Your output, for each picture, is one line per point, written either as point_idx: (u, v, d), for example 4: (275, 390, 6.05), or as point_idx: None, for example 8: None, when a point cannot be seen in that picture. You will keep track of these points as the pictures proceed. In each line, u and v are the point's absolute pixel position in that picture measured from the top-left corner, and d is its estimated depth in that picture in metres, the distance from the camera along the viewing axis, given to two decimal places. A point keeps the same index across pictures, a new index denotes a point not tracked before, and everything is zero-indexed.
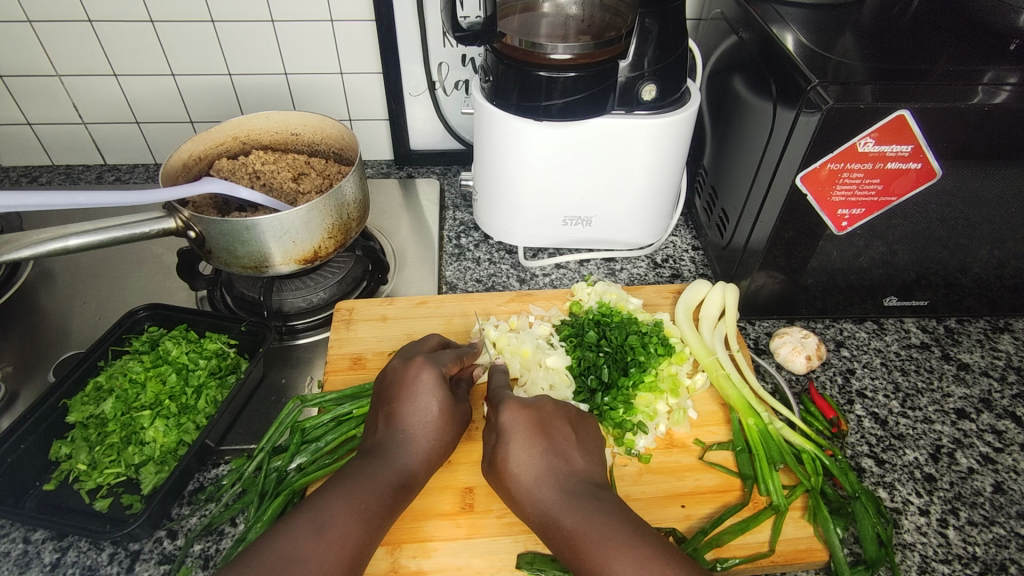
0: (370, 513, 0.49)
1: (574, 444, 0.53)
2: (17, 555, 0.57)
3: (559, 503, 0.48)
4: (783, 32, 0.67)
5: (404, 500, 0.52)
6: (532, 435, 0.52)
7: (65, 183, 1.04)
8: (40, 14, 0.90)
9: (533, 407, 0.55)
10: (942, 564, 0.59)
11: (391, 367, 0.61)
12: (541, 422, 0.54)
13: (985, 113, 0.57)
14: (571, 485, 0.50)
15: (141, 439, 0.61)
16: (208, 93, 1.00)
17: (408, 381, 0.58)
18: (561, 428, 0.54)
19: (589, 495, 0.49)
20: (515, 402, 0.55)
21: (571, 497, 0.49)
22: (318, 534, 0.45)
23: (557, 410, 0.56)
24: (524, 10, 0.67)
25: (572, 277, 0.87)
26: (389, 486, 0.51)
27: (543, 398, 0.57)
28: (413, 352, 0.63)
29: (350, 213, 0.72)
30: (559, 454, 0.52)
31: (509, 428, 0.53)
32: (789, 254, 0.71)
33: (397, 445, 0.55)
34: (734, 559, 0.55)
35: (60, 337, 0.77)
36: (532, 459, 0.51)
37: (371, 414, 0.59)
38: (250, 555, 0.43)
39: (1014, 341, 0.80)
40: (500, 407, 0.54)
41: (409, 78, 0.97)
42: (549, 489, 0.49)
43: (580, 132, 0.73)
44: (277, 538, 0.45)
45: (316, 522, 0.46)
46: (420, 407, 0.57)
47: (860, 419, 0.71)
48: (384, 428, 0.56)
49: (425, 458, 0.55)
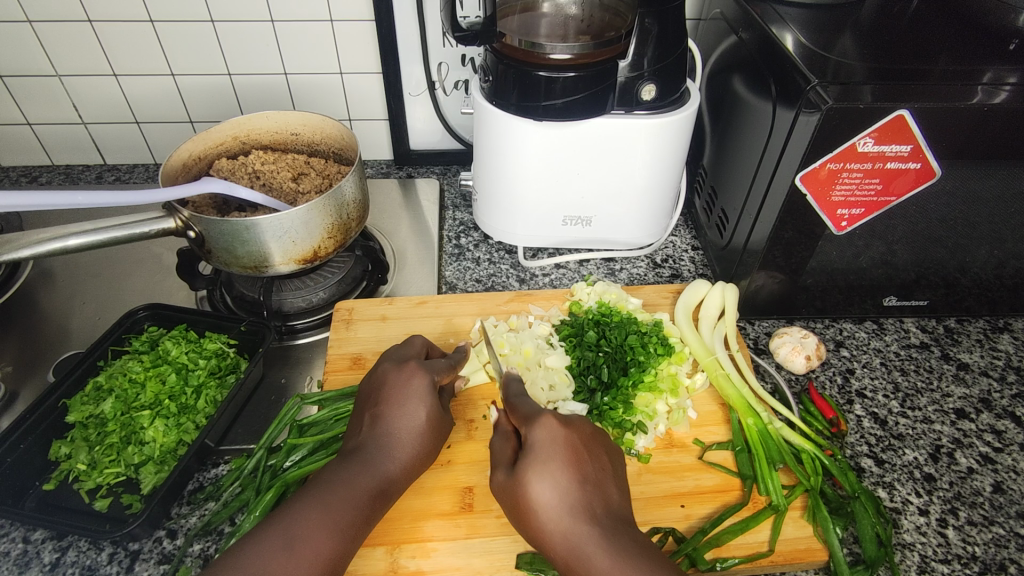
0: (345, 523, 0.49)
1: (608, 474, 0.53)
2: (16, 555, 0.57)
3: (593, 537, 0.48)
4: (783, 33, 0.67)
5: (382, 505, 0.53)
6: (569, 460, 0.52)
7: (65, 183, 1.04)
8: (39, 14, 0.90)
9: (573, 429, 0.55)
10: (942, 564, 0.59)
11: (380, 369, 0.61)
12: (579, 446, 0.54)
13: (985, 112, 0.57)
14: (607, 519, 0.49)
15: (141, 439, 0.61)
16: (208, 93, 1.00)
17: (398, 385, 0.58)
18: (596, 456, 0.54)
19: (624, 531, 0.48)
20: (554, 421, 0.54)
21: (606, 532, 0.48)
22: (288, 549, 0.45)
23: (592, 437, 0.56)
24: (524, 10, 0.67)
25: (572, 277, 0.87)
26: (366, 493, 0.51)
27: (581, 422, 0.57)
28: (403, 357, 0.63)
29: (350, 213, 0.72)
30: (596, 486, 0.51)
31: (547, 449, 0.52)
32: (789, 254, 0.71)
33: (381, 449, 0.55)
34: (734, 559, 0.55)
35: (60, 337, 0.77)
36: (565, 488, 0.50)
37: (357, 413, 0.59)
38: (217, 573, 0.43)
39: (1013, 341, 0.80)
40: (536, 424, 0.54)
41: (409, 78, 0.97)
42: (583, 521, 0.48)
43: (579, 132, 0.73)
44: (247, 550, 0.45)
45: (287, 536, 0.46)
46: (407, 412, 0.57)
47: (860, 419, 0.71)
48: (368, 429, 0.56)
49: (407, 463, 0.55)
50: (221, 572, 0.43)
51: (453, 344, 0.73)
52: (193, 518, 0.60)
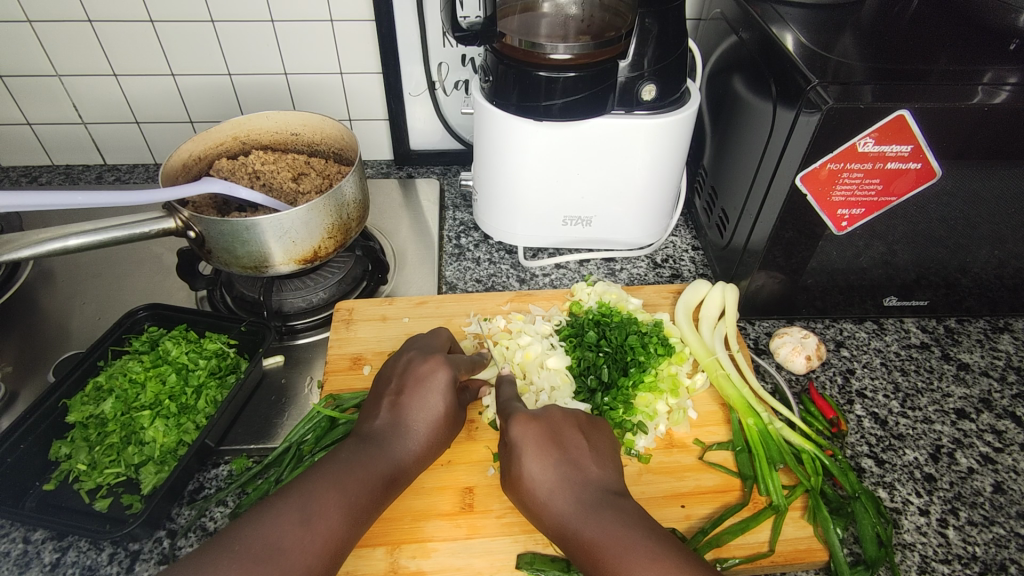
0: (358, 507, 0.49)
1: (586, 450, 0.54)
2: (17, 555, 0.57)
3: (575, 512, 0.49)
4: (783, 32, 0.67)
5: (392, 492, 0.53)
6: (544, 446, 0.53)
7: (65, 183, 1.04)
8: (39, 14, 0.90)
9: (543, 420, 0.56)
10: (942, 564, 0.59)
11: (404, 359, 0.61)
12: (551, 433, 0.55)
13: (985, 113, 0.57)
14: (588, 495, 0.50)
15: (141, 439, 0.61)
16: (207, 92, 1.00)
17: (422, 376, 0.59)
18: (571, 438, 0.55)
19: (605, 504, 0.49)
20: (524, 416, 0.56)
21: (585, 507, 0.49)
22: (304, 524, 0.46)
23: (566, 418, 0.57)
24: (524, 10, 0.67)
25: (572, 277, 0.87)
26: (379, 479, 0.52)
27: (552, 410, 0.58)
28: (427, 347, 0.63)
29: (350, 213, 0.72)
30: (572, 464, 0.52)
31: (521, 443, 0.54)
32: (789, 254, 0.71)
33: (397, 439, 0.55)
34: (734, 559, 0.55)
35: (60, 338, 0.77)
36: (545, 472, 0.52)
37: (376, 395, 0.59)
38: (234, 542, 0.44)
39: (1014, 341, 0.80)
40: (510, 423, 0.56)
41: (410, 78, 0.97)
42: (566, 502, 0.50)
43: (580, 132, 0.73)
44: (266, 520, 0.45)
45: (304, 511, 0.46)
46: (429, 405, 0.57)
47: (860, 419, 0.71)
48: (387, 414, 0.57)
49: (421, 453, 0.56)
50: (235, 536, 0.44)
51: None
52: (213, 515, 0.61)
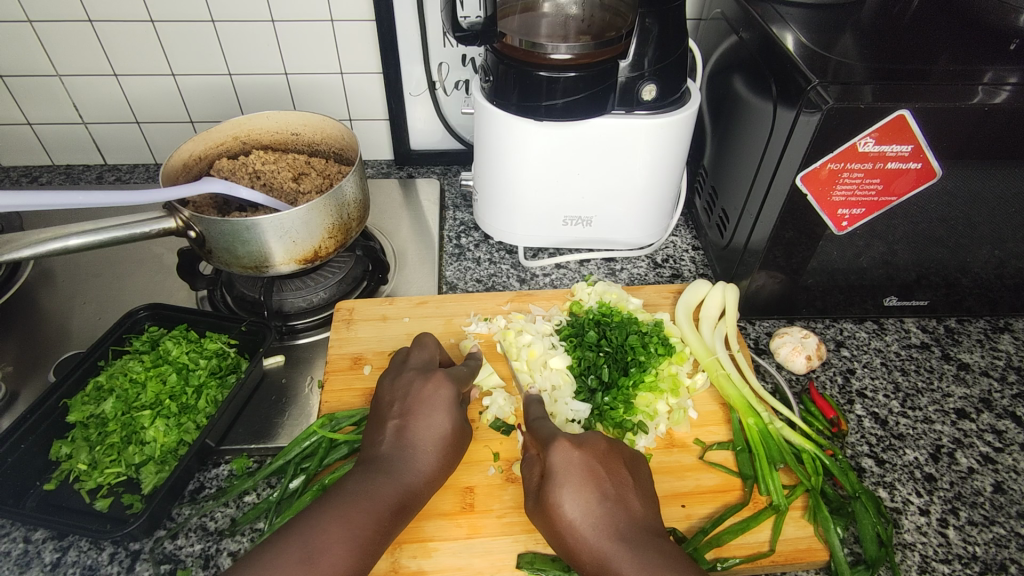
0: (364, 540, 0.48)
1: (630, 487, 0.53)
2: (17, 555, 0.57)
3: (619, 550, 0.48)
4: (783, 32, 0.67)
5: (403, 519, 0.52)
6: (589, 479, 0.52)
7: (65, 183, 1.04)
8: (40, 14, 0.90)
9: (588, 450, 0.55)
10: (942, 564, 0.59)
11: (405, 376, 0.62)
12: (596, 465, 0.53)
13: (985, 112, 0.57)
14: (630, 533, 0.49)
15: (141, 439, 0.61)
16: (208, 92, 1.00)
17: (425, 396, 0.59)
18: (615, 472, 0.54)
19: (649, 543, 0.48)
20: (569, 444, 0.54)
21: (629, 544, 0.48)
22: (307, 563, 0.45)
23: (610, 451, 0.56)
24: (524, 10, 0.67)
25: (572, 277, 0.87)
26: (386, 507, 0.51)
27: (596, 440, 0.57)
28: (425, 364, 0.63)
29: (350, 213, 0.72)
30: (616, 501, 0.51)
31: (564, 472, 0.53)
32: (789, 254, 0.71)
33: (401, 458, 0.55)
34: (734, 559, 0.55)
35: (60, 337, 0.77)
36: (589, 506, 0.51)
37: (378, 419, 0.59)
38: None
39: (1014, 341, 0.80)
40: (551, 448, 0.54)
41: (410, 77, 0.97)
42: (611, 540, 0.49)
43: (580, 133, 0.73)
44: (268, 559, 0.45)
45: (306, 550, 0.46)
46: (432, 423, 0.57)
47: (860, 419, 0.71)
48: (392, 438, 0.56)
49: (429, 476, 0.55)
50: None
51: (453, 345, 0.73)
52: (215, 515, 0.61)
